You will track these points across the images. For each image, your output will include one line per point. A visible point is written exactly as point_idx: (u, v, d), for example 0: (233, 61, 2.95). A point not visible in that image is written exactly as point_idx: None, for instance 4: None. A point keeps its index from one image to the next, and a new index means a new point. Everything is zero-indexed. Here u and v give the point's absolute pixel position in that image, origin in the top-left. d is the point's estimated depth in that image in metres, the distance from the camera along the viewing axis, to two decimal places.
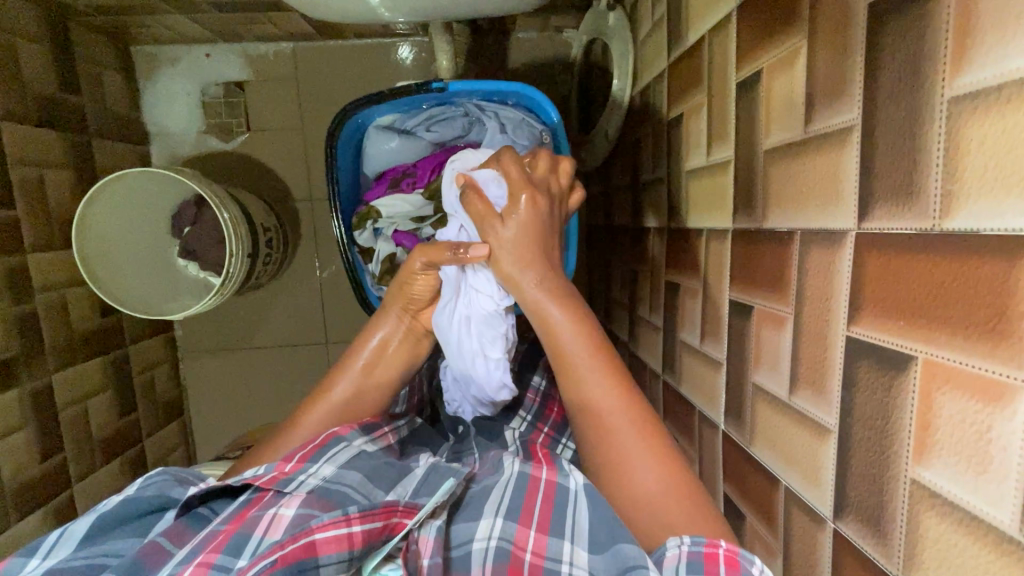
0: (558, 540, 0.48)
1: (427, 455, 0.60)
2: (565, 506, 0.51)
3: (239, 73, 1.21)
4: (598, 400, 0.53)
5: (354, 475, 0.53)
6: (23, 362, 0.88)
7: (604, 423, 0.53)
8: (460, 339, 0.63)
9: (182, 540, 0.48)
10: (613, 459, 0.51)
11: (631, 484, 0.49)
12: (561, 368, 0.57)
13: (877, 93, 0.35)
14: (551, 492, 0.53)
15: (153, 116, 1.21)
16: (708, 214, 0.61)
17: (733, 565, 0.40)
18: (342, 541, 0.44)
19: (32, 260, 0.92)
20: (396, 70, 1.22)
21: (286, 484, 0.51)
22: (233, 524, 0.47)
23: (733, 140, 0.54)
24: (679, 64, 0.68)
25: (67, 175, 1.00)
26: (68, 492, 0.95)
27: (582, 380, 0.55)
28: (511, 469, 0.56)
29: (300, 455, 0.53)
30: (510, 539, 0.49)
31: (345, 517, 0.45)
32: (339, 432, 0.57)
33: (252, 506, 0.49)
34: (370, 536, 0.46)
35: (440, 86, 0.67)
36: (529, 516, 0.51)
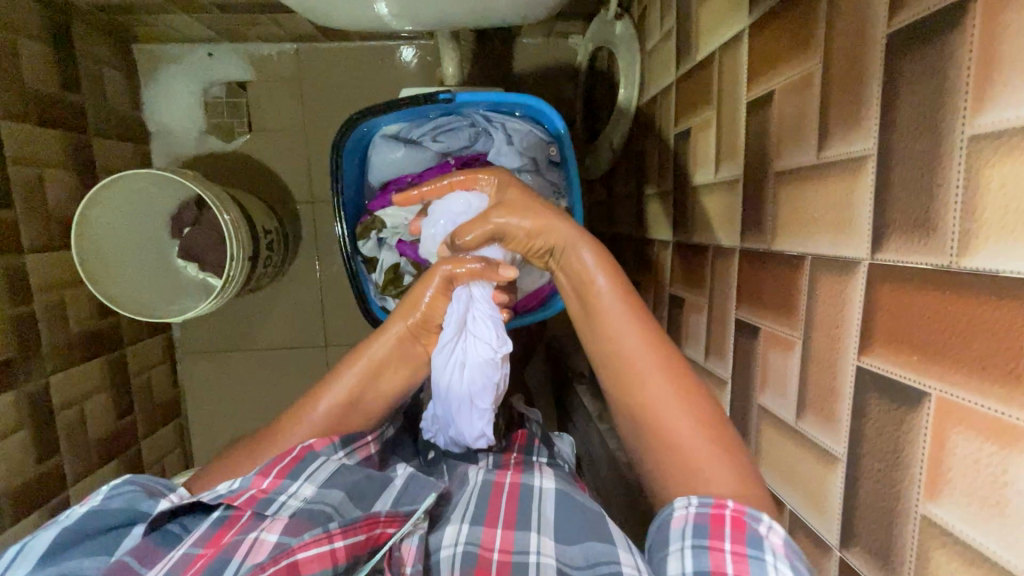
0: (524, 533, 0.51)
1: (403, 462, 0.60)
2: (528, 501, 0.54)
3: (242, 73, 1.21)
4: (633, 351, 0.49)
5: (337, 493, 0.52)
6: (20, 363, 0.88)
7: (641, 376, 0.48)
8: (450, 385, 0.60)
9: (152, 558, 0.47)
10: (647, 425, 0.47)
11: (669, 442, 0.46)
12: (593, 332, 0.52)
13: (895, 125, 0.34)
14: (514, 492, 0.56)
15: (154, 115, 1.20)
16: (715, 231, 0.61)
17: (739, 526, 0.40)
18: (325, 559, 0.44)
19: (31, 260, 0.91)
20: (400, 72, 1.22)
21: (267, 506, 0.50)
22: (211, 548, 0.47)
23: (743, 159, 0.54)
24: (688, 78, 0.68)
25: (67, 174, 0.99)
26: (64, 494, 0.94)
27: (618, 343, 0.50)
28: (477, 477, 0.58)
29: (279, 469, 0.52)
30: (477, 542, 0.50)
31: (327, 533, 0.45)
32: (315, 444, 0.54)
33: (230, 526, 0.49)
34: (354, 550, 0.46)
35: (448, 97, 0.66)
36: (494, 518, 0.52)
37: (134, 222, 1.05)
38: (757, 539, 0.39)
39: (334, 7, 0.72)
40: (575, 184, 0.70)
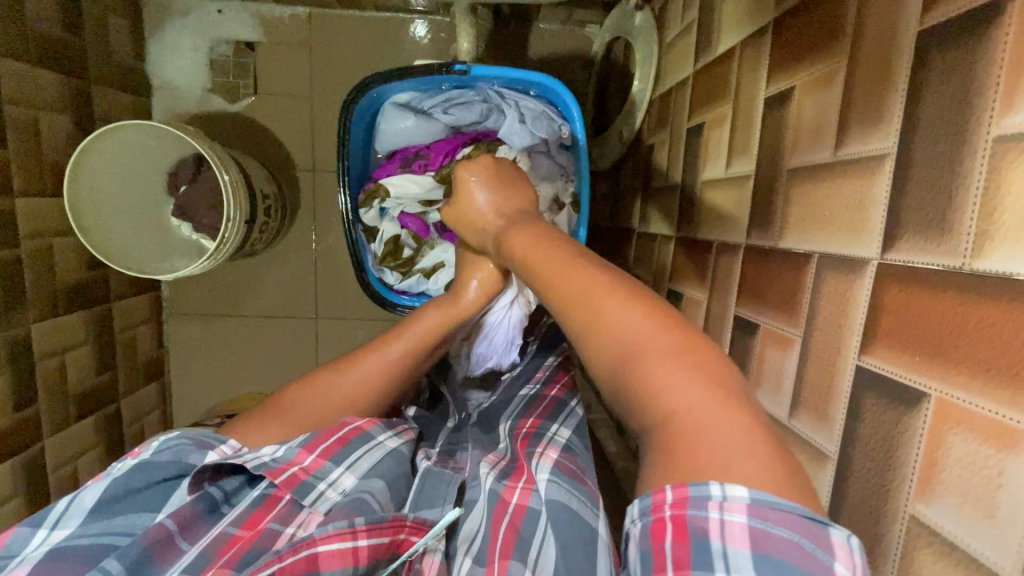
0: (518, 564, 0.47)
1: (422, 454, 0.61)
2: (531, 538, 0.50)
3: (250, 34, 1.18)
4: (566, 270, 0.43)
5: (377, 484, 0.52)
6: (3, 308, 0.86)
7: (571, 297, 0.41)
8: (501, 334, 0.73)
9: (193, 531, 0.47)
10: (590, 345, 0.39)
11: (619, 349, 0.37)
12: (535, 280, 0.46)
13: (917, 124, 0.34)
14: (519, 516, 0.51)
15: (158, 68, 1.18)
16: (721, 226, 0.61)
17: (681, 536, 0.30)
18: (347, 555, 0.45)
19: (21, 204, 0.89)
20: (410, 47, 1.19)
21: (306, 494, 0.50)
22: (248, 531, 0.48)
23: (756, 156, 0.54)
24: (706, 71, 0.67)
25: (65, 120, 0.97)
26: (39, 445, 0.93)
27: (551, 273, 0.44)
28: (486, 484, 0.54)
29: (322, 449, 0.52)
30: None
31: (351, 529, 0.45)
32: (363, 427, 0.55)
33: (268, 509, 0.50)
34: (375, 553, 0.46)
35: (462, 69, 0.64)
36: (492, 553, 0.49)
37: (133, 172, 1.03)
38: (708, 546, 0.29)
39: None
40: (584, 169, 0.69)
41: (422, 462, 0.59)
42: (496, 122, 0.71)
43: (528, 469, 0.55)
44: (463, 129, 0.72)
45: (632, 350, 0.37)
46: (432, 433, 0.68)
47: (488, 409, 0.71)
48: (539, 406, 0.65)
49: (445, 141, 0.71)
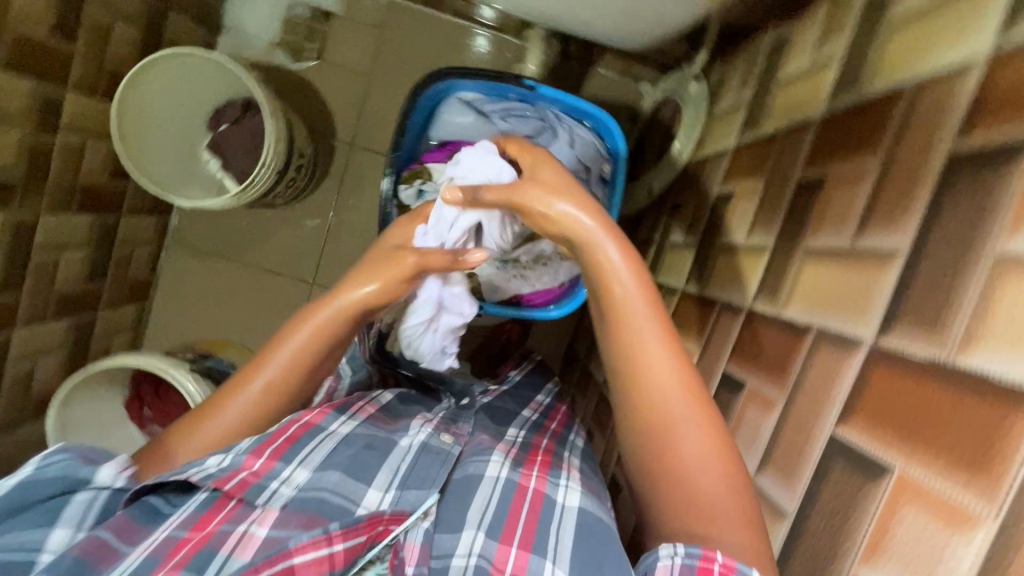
0: (539, 557, 0.52)
1: (418, 423, 0.67)
2: (548, 517, 0.55)
3: (331, 4, 1.24)
4: (638, 329, 0.51)
5: (332, 476, 0.58)
6: (21, 188, 0.87)
7: (647, 375, 0.50)
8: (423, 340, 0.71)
9: (130, 533, 0.50)
10: (648, 425, 0.49)
11: (672, 435, 0.47)
12: (616, 333, 0.52)
13: (932, 231, 0.38)
14: (536, 500, 0.57)
15: (234, 13, 1.25)
16: (728, 289, 0.64)
17: None
18: (321, 561, 0.50)
19: (70, 98, 0.91)
20: (476, 57, 1.26)
21: (259, 493, 0.54)
22: (197, 533, 0.51)
23: (776, 232, 0.58)
24: (747, 148, 0.72)
25: (137, 32, 1.00)
26: (7, 331, 0.93)
27: (641, 343, 0.51)
28: (503, 472, 0.61)
29: (271, 451, 0.57)
30: (489, 558, 0.52)
31: (326, 536, 0.51)
32: (312, 421, 0.62)
33: (216, 510, 0.53)
34: (347, 551, 0.51)
35: (531, 84, 0.70)
36: (509, 536, 0.54)
37: (178, 104, 1.07)
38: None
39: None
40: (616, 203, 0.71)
41: (422, 430, 0.65)
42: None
43: (545, 467, 0.63)
44: None
45: (677, 448, 0.47)
46: (417, 403, 0.76)
47: (489, 405, 0.78)
48: (545, 432, 0.74)
49: None
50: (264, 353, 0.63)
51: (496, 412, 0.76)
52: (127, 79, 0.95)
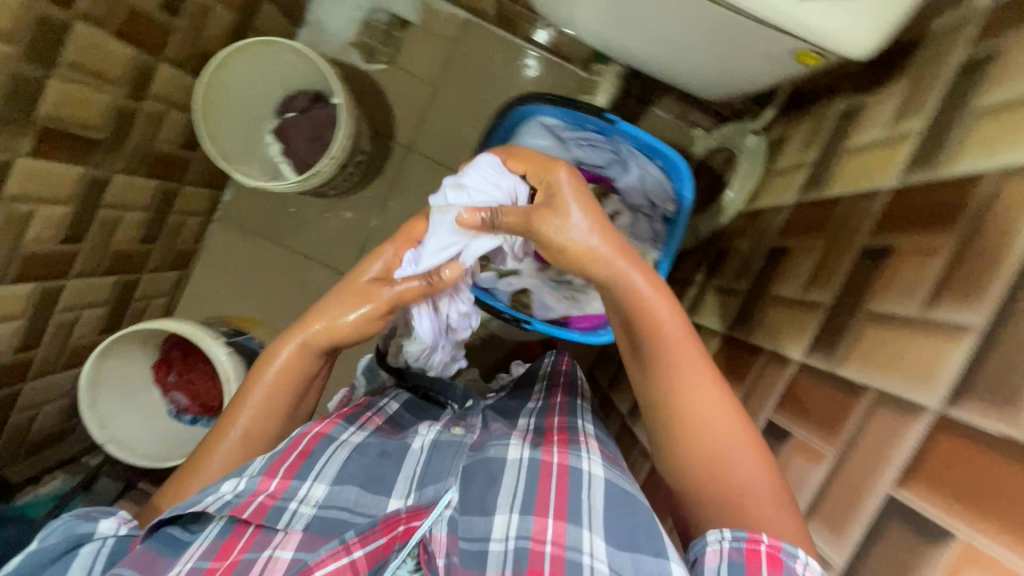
0: (575, 526, 0.55)
1: (427, 428, 0.71)
2: (578, 489, 0.58)
3: (410, 14, 1.30)
4: (675, 343, 0.57)
5: (349, 492, 0.61)
6: (102, 147, 0.91)
7: (677, 384, 0.56)
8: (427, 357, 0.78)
9: (156, 564, 0.54)
10: (678, 433, 0.55)
11: (704, 436, 0.54)
12: (647, 348, 0.58)
13: (1010, 315, 0.40)
14: (564, 474, 0.60)
15: (318, 10, 1.31)
16: (777, 339, 0.66)
17: (775, 562, 0.45)
18: (345, 568, 0.55)
19: (162, 69, 0.96)
20: (540, 81, 1.30)
21: (279, 516, 0.58)
22: (219, 562, 0.55)
23: (835, 292, 0.60)
24: (807, 207, 0.75)
25: (230, 16, 1.06)
26: (62, 279, 0.96)
27: (670, 357, 0.57)
28: (524, 454, 0.63)
29: (285, 470, 0.60)
30: (528, 534, 0.55)
31: (345, 546, 0.55)
32: (323, 432, 0.65)
33: (238, 537, 0.57)
34: (370, 556, 0.56)
35: (611, 118, 0.71)
36: (544, 508, 0.57)
37: (251, 95, 1.14)
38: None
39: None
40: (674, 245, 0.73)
41: (432, 432, 0.70)
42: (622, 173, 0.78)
43: (564, 442, 0.65)
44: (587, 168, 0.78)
45: (711, 449, 0.53)
46: (430, 409, 0.80)
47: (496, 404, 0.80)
48: (554, 408, 0.74)
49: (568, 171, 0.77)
50: (257, 367, 0.69)
51: (504, 407, 0.79)
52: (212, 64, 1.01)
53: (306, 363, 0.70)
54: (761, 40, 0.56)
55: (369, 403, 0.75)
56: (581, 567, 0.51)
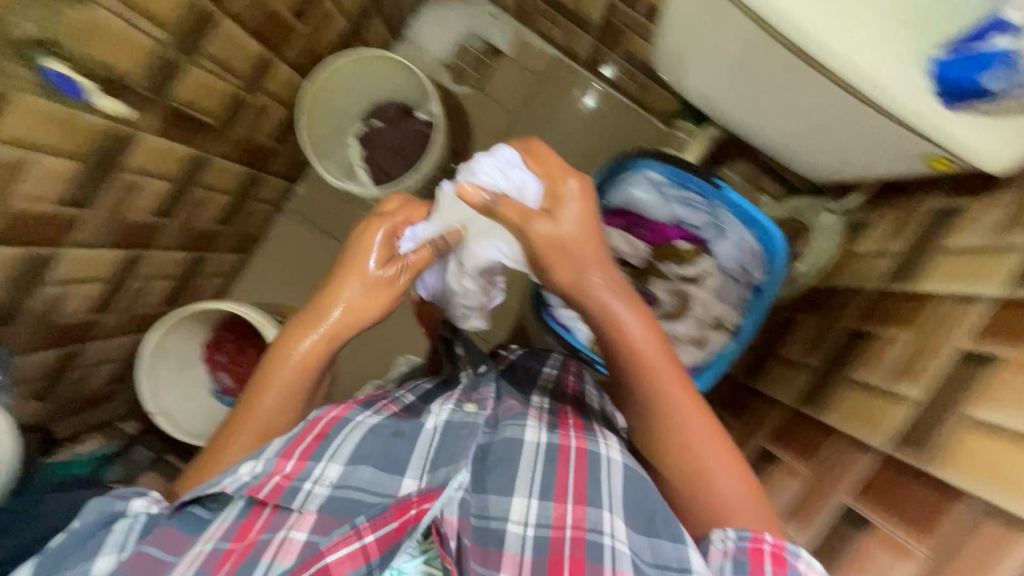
0: (595, 509, 0.57)
1: (438, 405, 0.70)
2: (594, 472, 0.60)
3: (504, 45, 1.35)
4: (655, 372, 0.62)
5: (363, 472, 0.60)
6: (209, 130, 0.95)
7: (663, 405, 0.61)
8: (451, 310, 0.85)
9: (176, 543, 0.56)
10: (671, 451, 0.61)
11: (693, 454, 0.60)
12: (639, 376, 0.63)
13: None
14: (581, 458, 0.62)
15: (417, 28, 1.36)
16: (854, 424, 0.67)
17: (779, 563, 0.51)
18: (357, 554, 0.54)
19: (277, 66, 1.01)
20: (619, 127, 1.34)
21: (292, 497, 0.58)
22: (238, 543, 0.55)
23: (926, 387, 0.61)
24: (892, 295, 0.76)
25: (343, 25, 1.11)
26: (141, 248, 0.99)
27: (662, 384, 0.62)
28: (542, 438, 0.64)
29: (300, 452, 0.60)
30: (547, 522, 0.57)
31: (357, 530, 0.54)
32: (340, 416, 0.66)
33: (252, 518, 0.58)
34: (382, 541, 0.55)
35: (717, 184, 0.72)
36: (563, 492, 0.59)
37: (346, 100, 1.19)
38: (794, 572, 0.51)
39: (671, 65, 0.75)
40: (759, 314, 0.75)
41: (443, 411, 0.69)
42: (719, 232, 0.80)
43: (580, 427, 0.67)
44: (683, 224, 0.80)
45: (701, 469, 0.59)
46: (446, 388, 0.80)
47: (507, 377, 0.81)
48: (567, 393, 0.76)
49: (666, 226, 0.80)
50: (274, 359, 0.68)
51: (521, 381, 0.80)
52: (316, 75, 1.07)
53: (313, 346, 0.68)
54: (887, 138, 0.59)
55: (387, 394, 0.75)
56: (603, 548, 0.54)
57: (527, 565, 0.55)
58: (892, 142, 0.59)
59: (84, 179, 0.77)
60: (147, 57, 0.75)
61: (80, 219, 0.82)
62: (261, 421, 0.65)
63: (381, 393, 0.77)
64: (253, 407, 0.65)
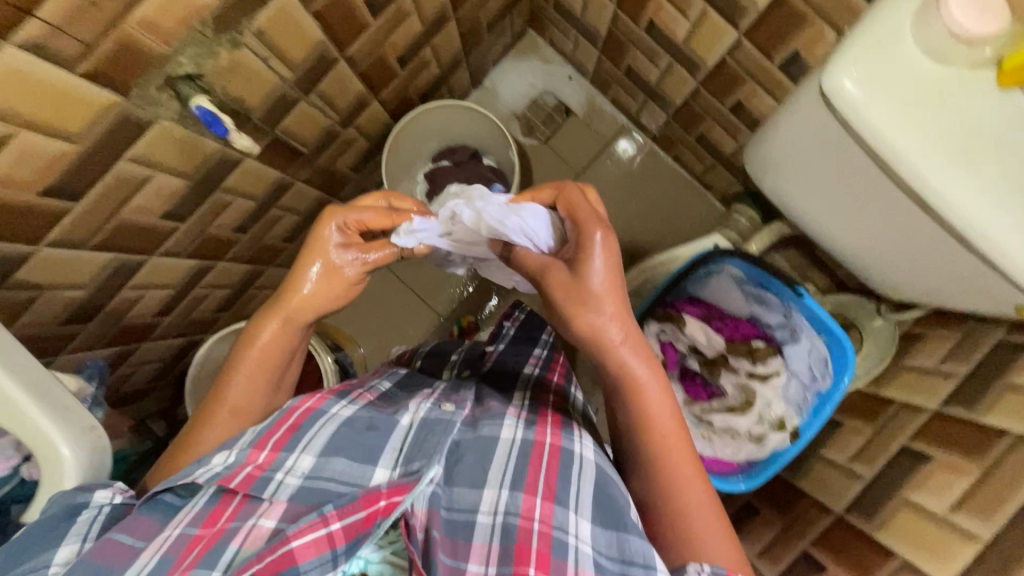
0: (563, 508, 0.55)
1: (416, 402, 0.67)
2: (568, 470, 0.58)
3: (576, 106, 1.41)
4: (651, 405, 0.63)
5: (334, 464, 0.57)
6: (301, 159, 0.99)
7: (651, 434, 0.62)
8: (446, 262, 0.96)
9: (143, 532, 0.52)
10: (654, 480, 0.61)
11: (676, 487, 0.60)
12: (635, 408, 0.63)
13: None
14: (556, 453, 0.60)
15: (496, 78, 1.42)
16: (917, 552, 0.69)
17: None
18: (321, 541, 0.50)
19: (372, 106, 1.05)
20: (677, 199, 1.38)
21: (263, 486, 0.55)
22: (206, 530, 0.52)
23: (998, 531, 0.62)
24: (948, 419, 0.78)
25: (436, 73, 1.16)
26: (215, 259, 1.02)
27: (654, 419, 0.62)
28: (518, 434, 0.62)
29: (274, 444, 0.58)
30: (516, 513, 0.54)
31: (323, 517, 0.50)
32: (314, 408, 0.63)
33: (225, 505, 0.55)
34: (348, 530, 0.51)
35: (799, 291, 0.78)
36: (534, 487, 0.56)
37: (423, 140, 1.24)
38: None
39: (762, 167, 0.77)
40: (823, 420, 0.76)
41: (422, 407, 0.65)
42: (792, 335, 0.86)
43: (558, 424, 0.65)
44: (760, 323, 0.90)
45: (682, 502, 0.59)
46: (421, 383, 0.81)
47: (490, 375, 0.80)
48: (549, 387, 0.76)
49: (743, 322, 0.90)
50: (241, 347, 0.72)
51: (501, 377, 0.79)
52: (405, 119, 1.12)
53: (272, 338, 0.72)
54: (991, 291, 0.61)
55: (362, 384, 0.74)
56: (567, 548, 0.52)
57: (493, 553, 0.53)
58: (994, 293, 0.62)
59: (188, 196, 0.80)
60: (272, 94, 0.78)
61: (172, 231, 0.84)
62: (230, 407, 0.68)
63: (358, 380, 0.77)
64: (221, 395, 0.69)
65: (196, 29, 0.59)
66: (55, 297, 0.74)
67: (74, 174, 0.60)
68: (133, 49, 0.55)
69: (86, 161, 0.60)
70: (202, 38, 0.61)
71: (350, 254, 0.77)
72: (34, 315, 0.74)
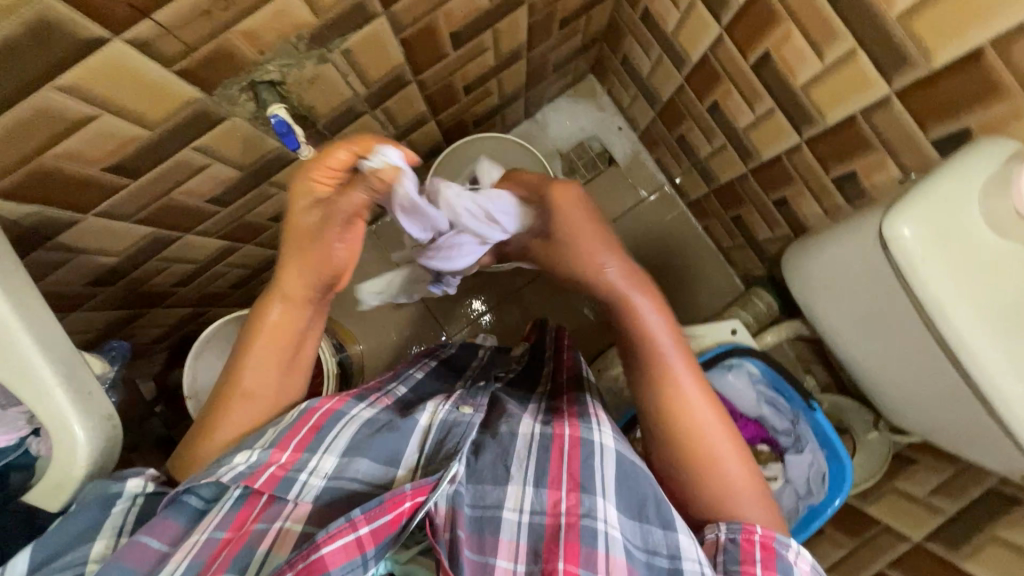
0: (589, 497, 0.57)
1: (433, 401, 0.67)
2: (590, 458, 0.60)
3: (619, 158, 1.42)
4: (678, 377, 0.70)
5: (358, 463, 0.60)
6: None
7: (676, 405, 0.69)
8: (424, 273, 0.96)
9: (168, 534, 0.55)
10: (685, 453, 0.67)
11: (710, 453, 0.66)
12: (663, 382, 0.70)
13: None
14: (577, 444, 0.61)
15: (547, 113, 1.43)
16: None
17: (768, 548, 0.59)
18: (351, 547, 0.51)
19: (427, 126, 1.06)
20: (699, 268, 1.40)
21: (289, 487, 0.58)
22: (234, 535, 0.55)
23: None
24: (929, 556, 0.79)
25: (495, 103, 1.17)
26: (243, 242, 1.02)
27: (680, 390, 0.69)
28: (535, 430, 0.65)
29: (297, 444, 0.60)
30: (541, 510, 0.57)
31: (351, 522, 0.51)
32: (333, 408, 0.64)
33: (252, 507, 0.58)
34: (376, 535, 0.52)
35: (816, 404, 0.87)
36: (557, 480, 0.59)
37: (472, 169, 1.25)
38: (781, 557, 0.59)
39: (798, 262, 0.79)
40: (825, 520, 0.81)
41: (441, 408, 0.66)
42: (794, 443, 0.92)
43: (575, 416, 0.66)
44: (765, 426, 0.95)
45: (717, 471, 0.66)
46: (437, 386, 0.80)
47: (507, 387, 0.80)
48: (562, 389, 0.76)
49: (751, 424, 0.94)
50: (249, 333, 0.71)
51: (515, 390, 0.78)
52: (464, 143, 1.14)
53: (284, 317, 0.72)
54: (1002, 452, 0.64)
55: (381, 385, 0.75)
56: (596, 535, 0.54)
57: (523, 551, 0.55)
58: (987, 439, 0.65)
59: (237, 185, 0.80)
60: (341, 105, 0.79)
61: (213, 214, 0.84)
62: (244, 390, 0.68)
63: (376, 381, 0.76)
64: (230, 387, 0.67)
65: (291, 43, 0.60)
66: (87, 261, 0.74)
67: (140, 155, 0.61)
68: (228, 56, 0.55)
69: (154, 147, 0.61)
70: (294, 52, 0.62)
71: (324, 209, 0.68)
72: (64, 275, 0.74)
